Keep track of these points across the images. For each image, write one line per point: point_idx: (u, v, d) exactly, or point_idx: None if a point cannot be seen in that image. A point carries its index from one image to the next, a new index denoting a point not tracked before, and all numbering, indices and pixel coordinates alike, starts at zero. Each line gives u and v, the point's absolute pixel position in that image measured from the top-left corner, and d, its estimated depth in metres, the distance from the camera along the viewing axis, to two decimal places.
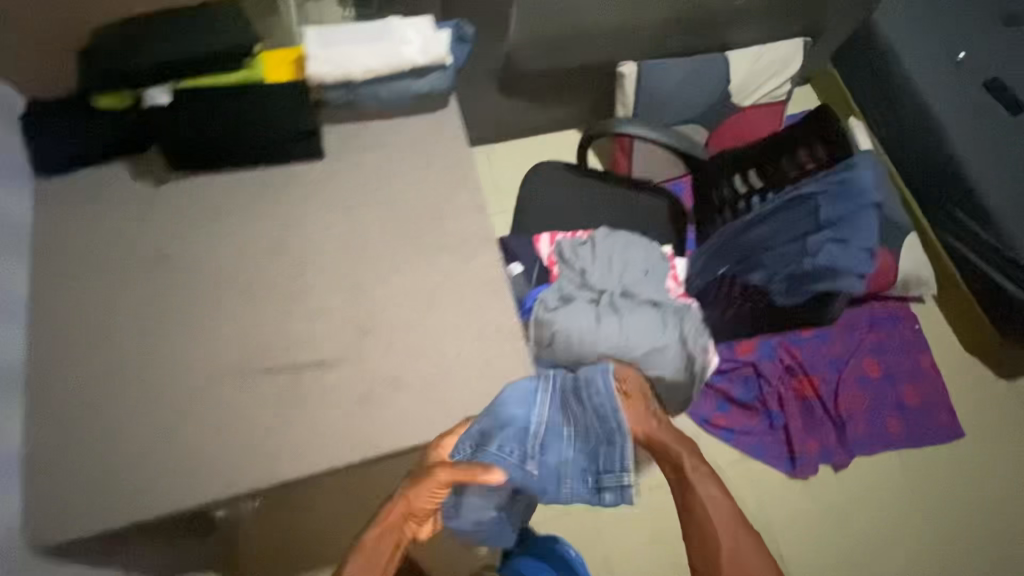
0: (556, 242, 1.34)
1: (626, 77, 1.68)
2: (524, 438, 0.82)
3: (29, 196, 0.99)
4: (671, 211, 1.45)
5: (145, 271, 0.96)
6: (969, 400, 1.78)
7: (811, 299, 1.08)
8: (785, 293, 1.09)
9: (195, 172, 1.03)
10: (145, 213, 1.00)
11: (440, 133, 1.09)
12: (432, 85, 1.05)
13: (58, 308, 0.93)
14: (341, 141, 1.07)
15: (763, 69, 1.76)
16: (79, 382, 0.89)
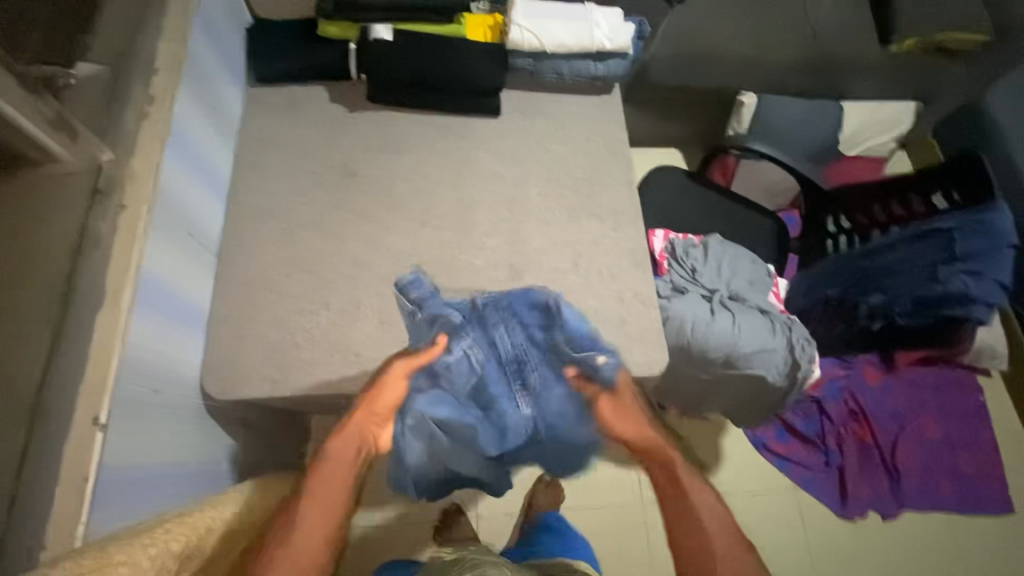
0: (669, 240, 1.42)
1: (745, 107, 1.74)
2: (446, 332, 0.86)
3: (241, 99, 1.11)
4: (777, 233, 1.53)
5: (331, 182, 1.07)
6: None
7: (934, 324, 1.14)
8: (909, 314, 1.15)
9: (386, 106, 1.14)
10: (338, 132, 1.11)
11: (602, 115, 1.19)
12: (609, 69, 1.15)
13: (251, 196, 1.03)
14: (515, 106, 1.17)
15: (873, 123, 1.85)
16: (262, 264, 0.99)
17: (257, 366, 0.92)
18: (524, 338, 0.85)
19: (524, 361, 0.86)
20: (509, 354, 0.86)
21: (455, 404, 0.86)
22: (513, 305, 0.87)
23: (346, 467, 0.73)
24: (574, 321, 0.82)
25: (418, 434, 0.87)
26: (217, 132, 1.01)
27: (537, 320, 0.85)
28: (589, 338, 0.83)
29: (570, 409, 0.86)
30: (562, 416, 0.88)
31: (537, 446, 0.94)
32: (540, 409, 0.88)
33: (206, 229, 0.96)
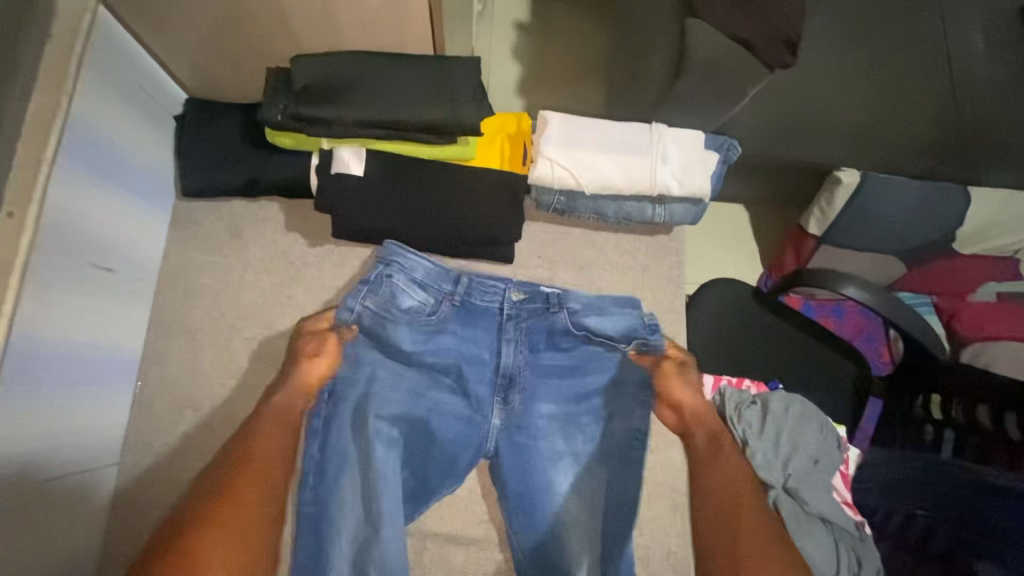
0: (719, 390, 1.12)
1: (842, 186, 1.35)
2: (378, 309, 0.76)
3: (164, 221, 0.82)
4: (856, 381, 1.19)
5: (274, 354, 0.80)
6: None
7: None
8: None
9: (358, 244, 0.84)
10: (291, 279, 0.82)
11: (652, 269, 0.87)
12: (672, 215, 0.81)
13: (169, 372, 0.78)
14: (533, 250, 0.86)
15: (1011, 221, 1.42)
16: (174, 481, 0.75)
17: None
18: (528, 351, 0.80)
19: (515, 368, 0.79)
20: (507, 358, 0.79)
21: (415, 405, 0.76)
22: (534, 317, 0.81)
23: (285, 428, 0.73)
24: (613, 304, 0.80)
25: (323, 436, 0.73)
26: (120, 295, 0.74)
27: (573, 335, 0.80)
28: (636, 331, 0.79)
29: (565, 408, 0.80)
30: (570, 449, 0.78)
31: (513, 499, 0.77)
32: (529, 429, 0.79)
33: (100, 437, 0.72)
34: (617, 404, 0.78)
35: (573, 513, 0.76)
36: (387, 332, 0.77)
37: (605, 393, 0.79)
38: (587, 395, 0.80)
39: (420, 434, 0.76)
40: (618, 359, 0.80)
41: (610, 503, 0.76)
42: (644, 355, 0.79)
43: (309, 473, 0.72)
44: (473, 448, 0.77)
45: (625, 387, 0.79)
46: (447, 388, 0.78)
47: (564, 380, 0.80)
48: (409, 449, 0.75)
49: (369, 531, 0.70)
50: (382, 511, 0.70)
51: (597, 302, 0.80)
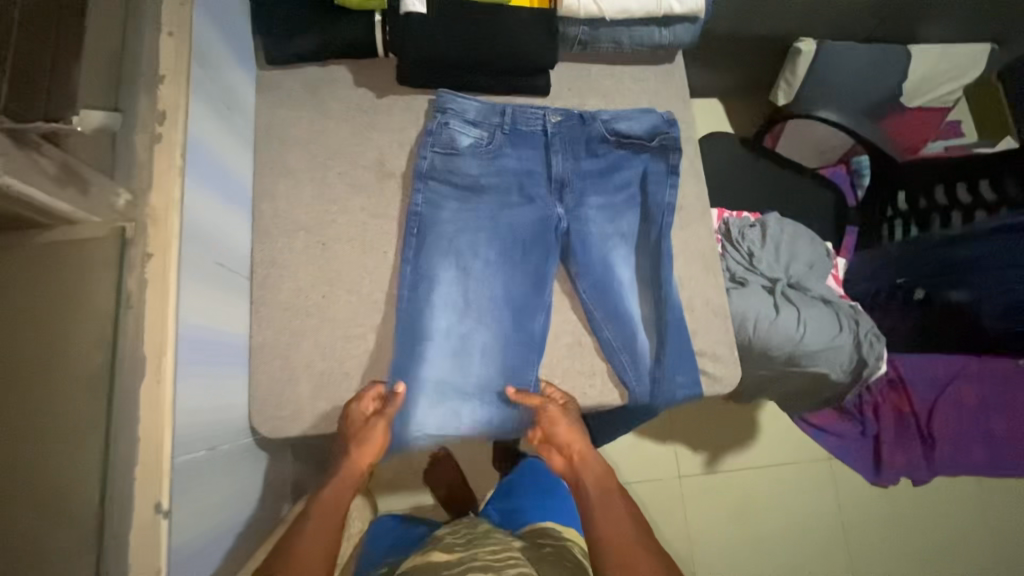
0: (723, 220, 1.31)
1: (801, 55, 1.57)
2: (444, 152, 0.93)
3: (252, 87, 0.96)
4: (835, 206, 1.40)
5: (362, 184, 0.94)
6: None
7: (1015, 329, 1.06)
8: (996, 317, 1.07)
9: (419, 90, 0.99)
10: (368, 123, 0.97)
11: (662, 90, 1.05)
12: (676, 36, 0.99)
13: (277, 205, 0.92)
14: (564, 83, 1.03)
15: (946, 70, 1.65)
16: (297, 287, 0.89)
17: (303, 400, 0.85)
18: (573, 160, 0.96)
19: (566, 174, 0.95)
20: (557, 166, 0.95)
21: (487, 219, 0.93)
22: (574, 133, 0.96)
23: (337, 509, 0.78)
24: (633, 113, 0.96)
25: (421, 252, 0.90)
26: (233, 136, 0.88)
27: (607, 141, 0.96)
28: (659, 129, 0.95)
29: (607, 200, 0.96)
30: (617, 232, 0.95)
31: (585, 275, 0.92)
32: (583, 218, 0.94)
33: (234, 249, 0.85)
34: (650, 190, 0.96)
35: (626, 278, 0.94)
36: (455, 164, 0.93)
37: (637, 185, 0.97)
38: (623, 188, 0.97)
39: (496, 233, 0.92)
40: (646, 156, 0.96)
41: (657, 263, 0.93)
42: (666, 147, 0.95)
43: (405, 283, 0.89)
44: (541, 240, 0.92)
45: (657, 175, 0.96)
46: (513, 202, 0.93)
47: (605, 179, 0.96)
48: (491, 245, 0.92)
49: (467, 308, 0.90)
50: (477, 290, 0.91)
51: (621, 113, 0.96)
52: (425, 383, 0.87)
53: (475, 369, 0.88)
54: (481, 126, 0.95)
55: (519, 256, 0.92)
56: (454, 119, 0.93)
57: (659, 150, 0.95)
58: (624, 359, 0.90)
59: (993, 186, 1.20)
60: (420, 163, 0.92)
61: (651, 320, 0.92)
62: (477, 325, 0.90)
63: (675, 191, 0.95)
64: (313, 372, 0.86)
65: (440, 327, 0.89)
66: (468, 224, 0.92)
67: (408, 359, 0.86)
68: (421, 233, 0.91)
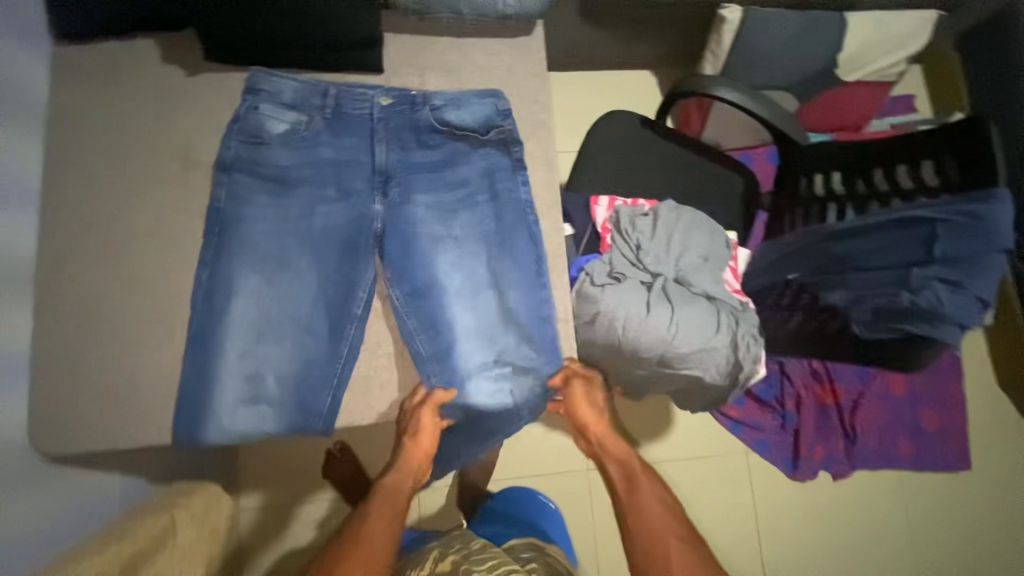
0: (614, 209, 1.22)
1: (726, 24, 1.42)
2: (251, 141, 0.84)
3: (46, 66, 0.86)
4: (744, 193, 1.31)
5: (167, 174, 0.86)
6: (1010, 439, 1.68)
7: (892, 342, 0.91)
8: (866, 325, 0.94)
9: (235, 69, 0.89)
10: (176, 107, 0.88)
11: (515, 69, 0.94)
12: (522, 5, 0.89)
13: (71, 200, 0.83)
14: (403, 60, 0.92)
15: (882, 41, 1.51)
16: (89, 290, 0.82)
17: (90, 414, 0.79)
18: (401, 151, 0.87)
19: (391, 166, 0.86)
20: (383, 157, 0.86)
21: (299, 217, 0.84)
22: (402, 118, 0.87)
23: (399, 501, 0.84)
24: (470, 97, 0.87)
25: (220, 257, 0.83)
26: (6, 122, 0.78)
27: (439, 130, 0.87)
28: (499, 120, 0.87)
29: (437, 195, 0.87)
30: (449, 234, 0.87)
31: (406, 280, 0.85)
32: (407, 216, 0.86)
33: (9, 251, 0.77)
34: (490, 187, 0.87)
35: (453, 283, 0.86)
36: (265, 155, 0.84)
37: (476, 181, 0.88)
38: (460, 183, 0.87)
39: (308, 233, 0.84)
40: (485, 148, 0.88)
41: (492, 268, 0.86)
42: (505, 140, 0.87)
43: (199, 290, 0.81)
44: (358, 240, 0.85)
45: (497, 170, 0.87)
46: (329, 199, 0.85)
47: (437, 172, 0.88)
48: (302, 247, 0.84)
49: (273, 317, 0.83)
50: (287, 296, 0.83)
51: (455, 97, 0.87)
52: (218, 399, 0.80)
53: (280, 383, 0.81)
54: (296, 110, 0.85)
55: (335, 259, 0.84)
56: (263, 103, 0.84)
57: (497, 143, 0.87)
58: (439, 368, 0.84)
59: (913, 172, 0.98)
60: (223, 155, 0.83)
61: (479, 329, 0.86)
62: (283, 336, 0.82)
63: (529, 188, 0.87)
64: (101, 385, 0.79)
65: (237, 337, 0.82)
66: (277, 224, 0.84)
67: (198, 378, 0.80)
68: (222, 235, 0.83)
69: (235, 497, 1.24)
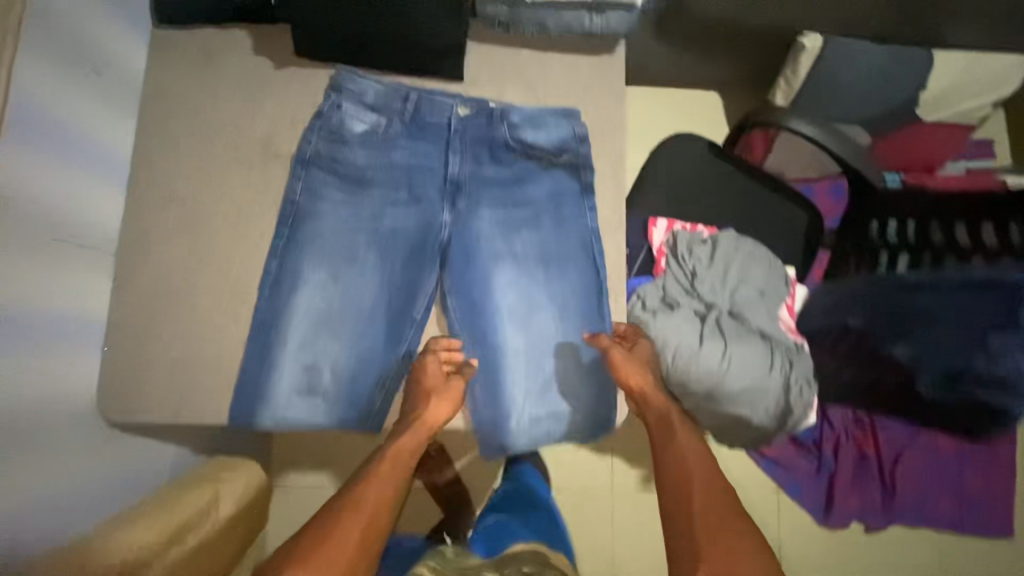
0: (672, 233, 1.20)
1: (805, 52, 1.38)
2: (330, 138, 0.86)
3: (146, 48, 0.90)
4: (808, 228, 1.26)
5: (248, 162, 0.88)
6: None
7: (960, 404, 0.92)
8: (932, 386, 0.93)
9: (321, 66, 0.91)
10: (262, 98, 0.90)
11: (594, 88, 0.93)
12: (609, 26, 0.87)
13: (156, 178, 0.87)
14: (484, 70, 0.93)
15: (969, 82, 1.45)
16: (166, 268, 0.85)
17: (158, 387, 0.82)
18: (473, 163, 0.88)
19: (462, 175, 0.87)
20: (455, 168, 0.87)
21: (368, 217, 0.86)
22: (478, 131, 0.88)
23: (401, 470, 0.75)
24: (548, 116, 0.87)
25: (289, 248, 0.85)
26: (105, 100, 0.82)
27: (512, 148, 0.87)
28: (573, 143, 0.87)
29: (503, 210, 0.88)
30: (509, 251, 0.88)
31: (461, 290, 0.86)
32: (470, 228, 0.87)
33: (97, 223, 0.81)
34: (556, 209, 0.88)
35: (508, 300, 0.87)
36: (342, 153, 0.86)
37: (542, 201, 0.88)
38: (528, 203, 0.88)
39: (375, 234, 0.86)
40: (556, 171, 0.88)
41: (549, 292, 0.87)
42: (576, 164, 0.88)
43: (267, 280, 0.84)
44: (422, 248, 0.86)
45: (566, 194, 0.88)
46: (398, 203, 0.86)
47: (506, 189, 0.88)
48: (369, 249, 0.85)
49: (334, 313, 0.84)
50: (348, 294, 0.84)
51: (532, 116, 0.87)
52: (273, 387, 0.82)
53: (333, 379, 0.83)
54: (377, 111, 0.87)
55: (397, 263, 0.85)
56: (347, 101, 0.86)
57: (568, 166, 0.88)
58: (479, 391, 0.84)
59: (999, 231, 0.97)
60: (303, 149, 0.85)
61: (528, 351, 0.86)
62: (342, 333, 0.84)
63: (596, 214, 0.88)
64: (170, 359, 0.83)
65: (297, 329, 0.84)
66: (347, 223, 0.86)
67: (259, 364, 0.82)
68: (294, 227, 0.85)
69: (269, 476, 1.28)
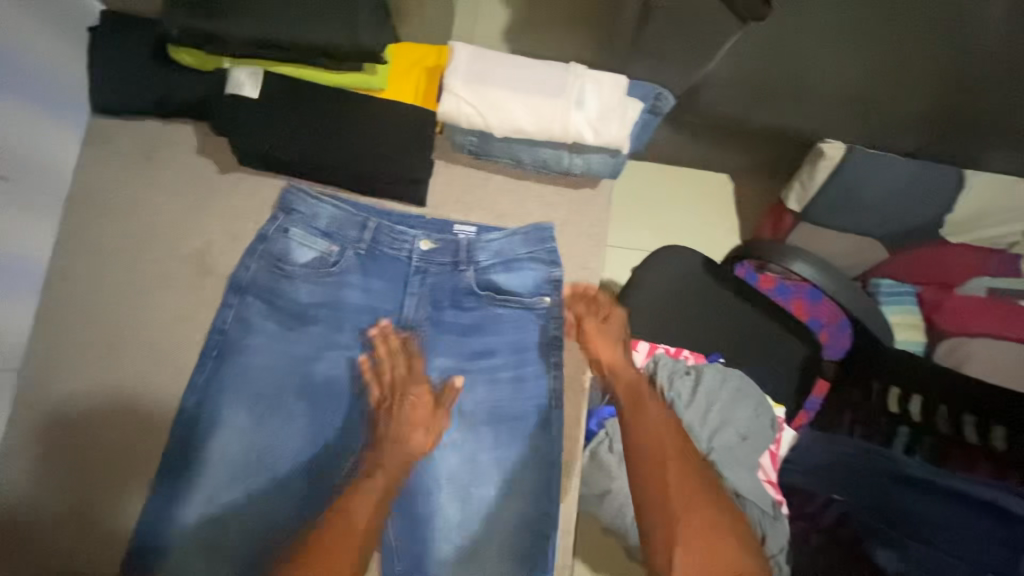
0: (653, 358, 1.08)
1: (823, 160, 1.18)
2: (274, 265, 0.78)
3: (80, 140, 0.82)
4: (805, 364, 1.15)
5: (178, 279, 0.80)
6: None
7: None
8: None
9: (271, 178, 0.82)
10: (201, 207, 0.82)
11: (570, 227, 0.84)
12: (590, 166, 0.78)
13: (75, 291, 0.79)
14: (451, 196, 0.84)
15: (1007, 207, 1.22)
16: (72, 391, 0.77)
17: (41, 531, 0.73)
18: (431, 307, 0.80)
19: (416, 320, 0.80)
20: (408, 313, 0.79)
21: (305, 357, 0.78)
22: (440, 273, 0.80)
23: (394, 474, 0.73)
24: (521, 264, 0.80)
25: (211, 385, 0.76)
26: (20, 205, 0.73)
27: (475, 295, 0.80)
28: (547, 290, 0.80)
29: (456, 361, 0.80)
30: (457, 406, 0.80)
31: None
32: None
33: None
34: (512, 365, 0.80)
35: (448, 464, 0.78)
36: (285, 283, 0.78)
37: (500, 353, 0.80)
38: (483, 355, 0.80)
39: (312, 377, 0.78)
40: (520, 321, 0.80)
41: (494, 456, 0.79)
42: (543, 319, 0.80)
43: (181, 421, 0.75)
44: (362, 397, 0.78)
45: (526, 347, 0.80)
46: (343, 345, 0.79)
47: (462, 337, 0.80)
48: (303, 393, 0.78)
49: (253, 463, 0.76)
50: (273, 442, 0.77)
51: (507, 257, 0.80)
52: (164, 544, 0.72)
53: (241, 538, 0.74)
54: (329, 239, 0.79)
55: (334, 413, 0.78)
56: (298, 226, 0.78)
57: (534, 320, 0.80)
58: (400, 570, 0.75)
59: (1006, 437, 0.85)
60: (242, 275, 0.78)
61: (462, 525, 0.77)
62: (260, 487, 0.76)
63: (555, 374, 0.80)
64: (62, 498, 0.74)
65: (206, 478, 0.75)
66: (280, 360, 0.78)
67: (156, 517, 0.73)
68: (219, 361, 0.77)
69: None
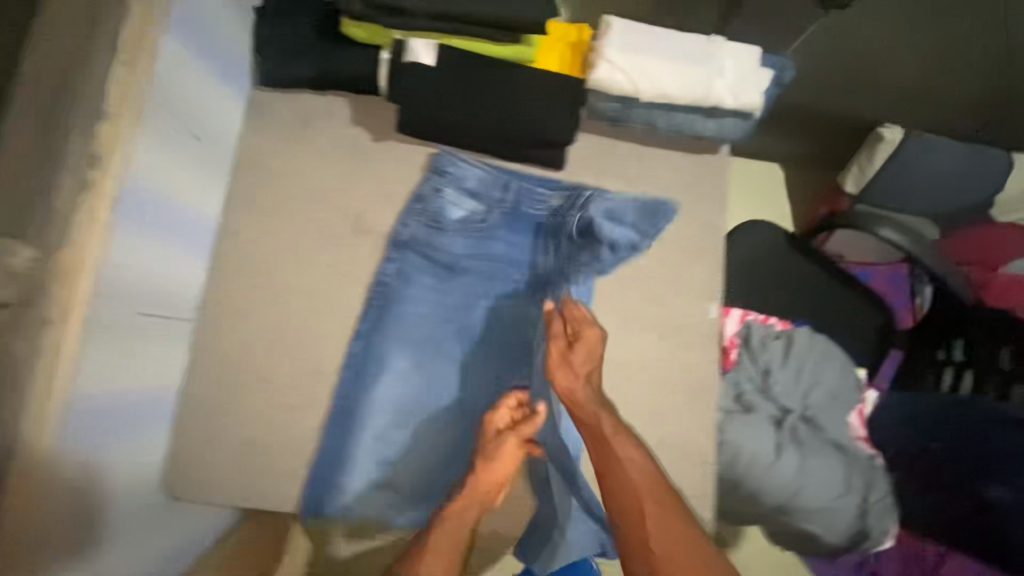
0: (745, 325, 1.14)
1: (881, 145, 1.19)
2: (428, 224, 0.86)
3: (242, 110, 0.88)
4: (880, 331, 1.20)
5: (337, 237, 0.86)
6: None
7: None
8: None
9: (420, 144, 0.89)
10: (357, 171, 0.88)
11: (694, 188, 0.91)
12: (722, 129, 0.85)
13: (242, 249, 0.84)
14: (585, 161, 0.90)
15: None
16: (243, 341, 0.82)
17: (225, 471, 0.79)
18: (564, 258, 0.86)
19: (553, 270, 0.86)
20: (542, 266, 0.86)
21: (458, 305, 0.85)
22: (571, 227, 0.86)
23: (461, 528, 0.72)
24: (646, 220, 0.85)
25: (374, 332, 0.83)
26: (202, 167, 0.79)
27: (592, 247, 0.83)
28: (648, 246, 0.86)
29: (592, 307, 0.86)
30: None
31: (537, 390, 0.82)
32: None
33: (179, 295, 0.77)
34: (647, 315, 0.86)
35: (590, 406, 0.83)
36: (438, 240, 0.86)
37: (634, 304, 0.87)
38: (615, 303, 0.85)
39: (463, 324, 0.85)
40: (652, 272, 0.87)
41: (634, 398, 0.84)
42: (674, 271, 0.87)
43: (350, 364, 0.82)
44: (508, 341, 0.85)
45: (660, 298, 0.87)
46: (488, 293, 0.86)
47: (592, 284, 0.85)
48: (455, 338, 0.85)
49: (416, 403, 0.82)
50: (432, 384, 0.83)
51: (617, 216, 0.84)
52: (342, 475, 0.79)
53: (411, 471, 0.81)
54: (477, 199, 0.86)
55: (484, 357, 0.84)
56: (449, 187, 0.86)
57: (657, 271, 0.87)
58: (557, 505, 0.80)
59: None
60: (402, 233, 0.85)
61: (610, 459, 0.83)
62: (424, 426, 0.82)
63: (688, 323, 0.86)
64: (240, 441, 0.79)
65: (374, 417, 0.81)
66: (435, 309, 0.85)
67: (335, 452, 0.80)
68: (381, 311, 0.84)
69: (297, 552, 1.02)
